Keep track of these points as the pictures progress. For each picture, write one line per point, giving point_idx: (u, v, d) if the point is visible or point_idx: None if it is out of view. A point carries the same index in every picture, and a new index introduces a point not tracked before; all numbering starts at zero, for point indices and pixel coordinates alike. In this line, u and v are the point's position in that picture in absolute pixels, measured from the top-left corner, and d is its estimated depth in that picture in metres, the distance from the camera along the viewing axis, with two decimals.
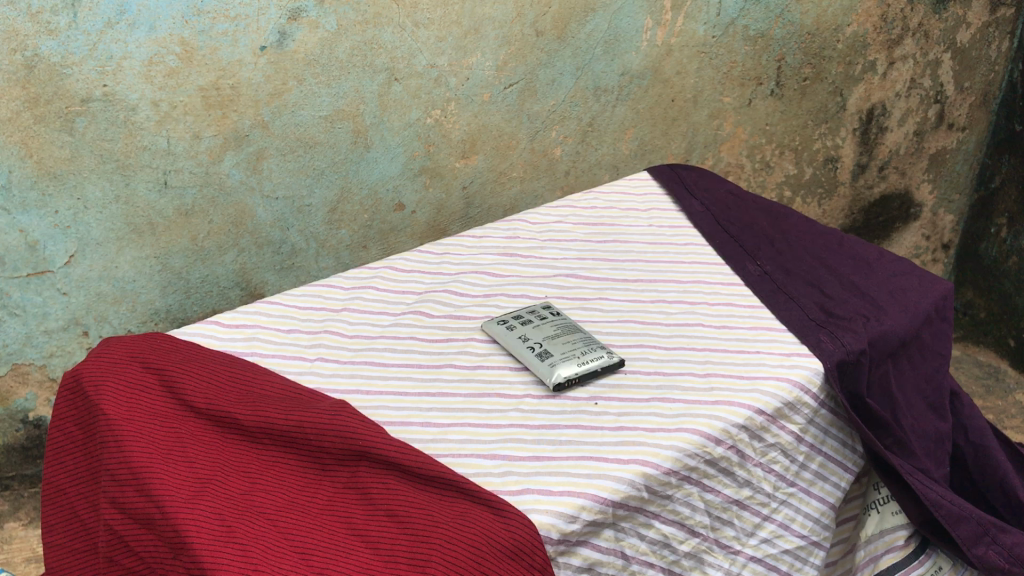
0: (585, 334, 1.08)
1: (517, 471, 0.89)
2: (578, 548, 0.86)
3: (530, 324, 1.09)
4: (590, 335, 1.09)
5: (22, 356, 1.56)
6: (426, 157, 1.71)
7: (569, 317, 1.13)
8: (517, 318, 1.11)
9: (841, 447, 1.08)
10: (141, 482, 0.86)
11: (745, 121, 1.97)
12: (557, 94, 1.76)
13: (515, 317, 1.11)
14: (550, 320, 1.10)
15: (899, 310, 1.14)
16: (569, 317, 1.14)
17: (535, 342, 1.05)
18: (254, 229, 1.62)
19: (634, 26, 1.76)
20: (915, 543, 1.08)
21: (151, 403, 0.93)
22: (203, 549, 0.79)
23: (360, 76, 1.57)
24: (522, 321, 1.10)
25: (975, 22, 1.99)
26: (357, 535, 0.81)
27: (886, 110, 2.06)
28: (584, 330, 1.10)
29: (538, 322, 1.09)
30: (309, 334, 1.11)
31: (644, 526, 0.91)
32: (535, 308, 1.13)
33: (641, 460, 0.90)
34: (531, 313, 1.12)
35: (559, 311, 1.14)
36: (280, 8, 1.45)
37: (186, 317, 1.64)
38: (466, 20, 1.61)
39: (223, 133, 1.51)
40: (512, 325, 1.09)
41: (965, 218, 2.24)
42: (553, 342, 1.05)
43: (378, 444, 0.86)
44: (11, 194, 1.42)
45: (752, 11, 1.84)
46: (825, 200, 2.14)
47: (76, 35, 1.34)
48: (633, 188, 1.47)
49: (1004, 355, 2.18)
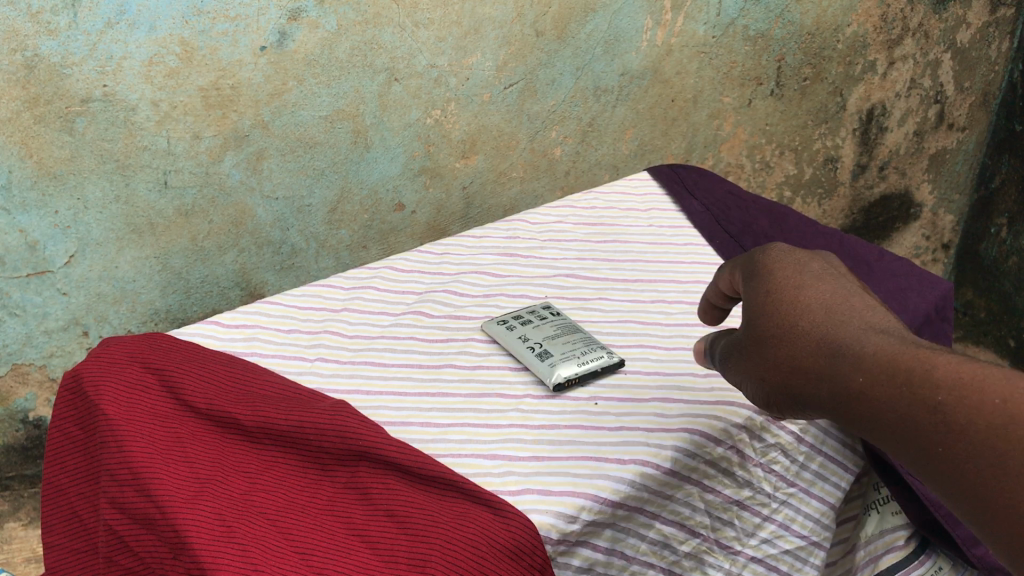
0: (585, 334, 1.08)
1: (517, 471, 0.89)
2: (579, 548, 0.86)
3: (529, 324, 1.10)
4: (590, 335, 1.09)
5: (22, 356, 1.55)
6: (426, 157, 1.71)
7: (569, 317, 1.13)
8: (517, 318, 1.11)
9: (842, 447, 1.06)
10: (142, 482, 0.85)
11: (745, 121, 1.98)
12: (557, 94, 1.77)
13: (514, 318, 1.11)
14: (550, 320, 1.10)
15: (899, 309, 1.14)
16: (569, 317, 1.14)
17: (535, 342, 1.05)
18: (254, 229, 1.62)
19: (633, 27, 1.75)
20: (916, 544, 1.09)
21: (150, 403, 0.93)
22: (203, 549, 0.78)
23: (360, 76, 1.57)
24: (522, 321, 1.10)
25: (976, 22, 1.98)
26: (357, 535, 0.81)
27: (886, 110, 2.06)
28: (584, 330, 1.10)
29: (538, 323, 1.09)
30: (309, 334, 1.12)
31: (644, 526, 0.91)
32: (535, 308, 1.13)
33: (640, 460, 0.90)
34: (531, 313, 1.12)
35: (559, 311, 1.14)
36: (280, 8, 1.45)
37: (186, 317, 1.65)
38: (466, 20, 1.61)
39: (223, 133, 1.51)
40: (512, 325, 1.09)
41: (965, 218, 2.25)
42: (553, 341, 1.05)
43: (378, 444, 0.86)
44: (11, 194, 1.41)
45: (752, 11, 1.83)
46: (825, 200, 2.14)
47: (76, 35, 1.33)
48: (633, 188, 1.47)
49: (1003, 355, 2.19)
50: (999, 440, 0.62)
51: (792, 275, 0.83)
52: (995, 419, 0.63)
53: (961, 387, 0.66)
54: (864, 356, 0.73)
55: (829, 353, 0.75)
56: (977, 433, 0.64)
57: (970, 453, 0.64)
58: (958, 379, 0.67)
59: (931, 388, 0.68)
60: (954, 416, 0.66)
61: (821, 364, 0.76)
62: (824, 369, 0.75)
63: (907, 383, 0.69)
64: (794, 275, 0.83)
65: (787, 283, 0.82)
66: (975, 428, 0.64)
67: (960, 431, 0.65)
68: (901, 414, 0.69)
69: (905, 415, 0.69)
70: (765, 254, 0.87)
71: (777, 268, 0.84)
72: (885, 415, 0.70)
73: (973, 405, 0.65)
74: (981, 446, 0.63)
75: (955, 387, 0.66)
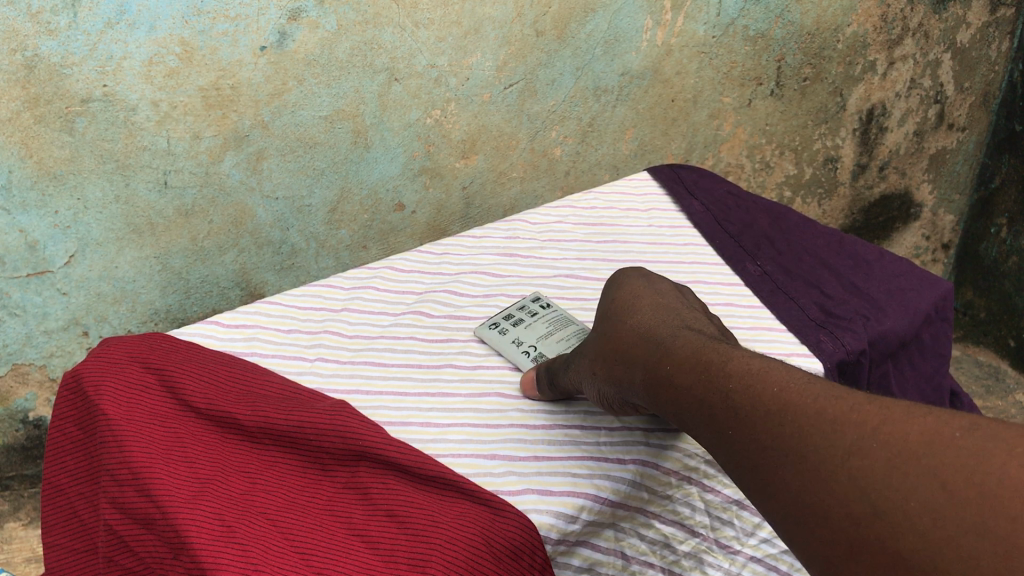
0: (576, 326, 1.10)
1: (517, 471, 0.89)
2: (579, 548, 0.87)
3: (522, 324, 1.10)
4: (582, 327, 1.10)
5: (22, 356, 1.55)
6: (426, 158, 1.71)
7: (559, 308, 1.14)
8: (507, 319, 1.11)
9: None
10: (141, 482, 0.85)
11: (745, 121, 1.98)
12: (557, 94, 1.77)
13: (504, 318, 1.12)
14: (540, 318, 1.11)
15: (899, 310, 1.13)
16: (559, 309, 1.15)
17: (529, 346, 1.06)
18: (254, 229, 1.63)
19: (634, 27, 1.75)
20: None
21: (150, 403, 0.93)
22: (203, 549, 0.77)
23: (360, 76, 1.57)
24: (513, 322, 1.11)
25: (976, 22, 1.97)
26: (357, 535, 0.81)
27: (886, 109, 2.06)
28: (573, 322, 1.11)
29: (529, 322, 1.10)
30: (309, 334, 1.12)
31: (645, 526, 0.90)
32: (522, 304, 1.15)
33: (640, 459, 0.92)
34: (520, 310, 1.13)
35: (548, 304, 1.15)
36: (280, 8, 1.44)
37: (186, 317, 1.66)
38: (466, 20, 1.60)
39: (223, 133, 1.51)
40: (503, 329, 1.09)
41: (965, 218, 2.26)
42: (547, 341, 1.06)
43: (378, 444, 0.86)
44: (11, 194, 1.41)
45: (753, 11, 1.83)
46: (825, 200, 2.15)
47: (76, 35, 1.33)
48: (633, 188, 1.47)
49: (1003, 355, 2.20)
50: (796, 439, 0.63)
51: (630, 293, 0.93)
52: (787, 414, 0.65)
53: (748, 375, 0.71)
54: (671, 347, 0.81)
55: (650, 345, 0.84)
56: (757, 419, 0.67)
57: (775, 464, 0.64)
58: (748, 369, 0.71)
59: (724, 376, 0.72)
60: (739, 403, 0.69)
61: (643, 358, 0.83)
62: (645, 362, 0.83)
63: (706, 371, 0.74)
64: (635, 292, 0.93)
65: (629, 298, 0.92)
66: (765, 418, 0.66)
67: (744, 414, 0.68)
68: (696, 400, 0.74)
69: (699, 400, 0.73)
70: (618, 276, 0.99)
71: (624, 287, 0.95)
72: (681, 399, 0.76)
73: (766, 399, 0.67)
74: (773, 438, 0.65)
75: (743, 374, 0.71)
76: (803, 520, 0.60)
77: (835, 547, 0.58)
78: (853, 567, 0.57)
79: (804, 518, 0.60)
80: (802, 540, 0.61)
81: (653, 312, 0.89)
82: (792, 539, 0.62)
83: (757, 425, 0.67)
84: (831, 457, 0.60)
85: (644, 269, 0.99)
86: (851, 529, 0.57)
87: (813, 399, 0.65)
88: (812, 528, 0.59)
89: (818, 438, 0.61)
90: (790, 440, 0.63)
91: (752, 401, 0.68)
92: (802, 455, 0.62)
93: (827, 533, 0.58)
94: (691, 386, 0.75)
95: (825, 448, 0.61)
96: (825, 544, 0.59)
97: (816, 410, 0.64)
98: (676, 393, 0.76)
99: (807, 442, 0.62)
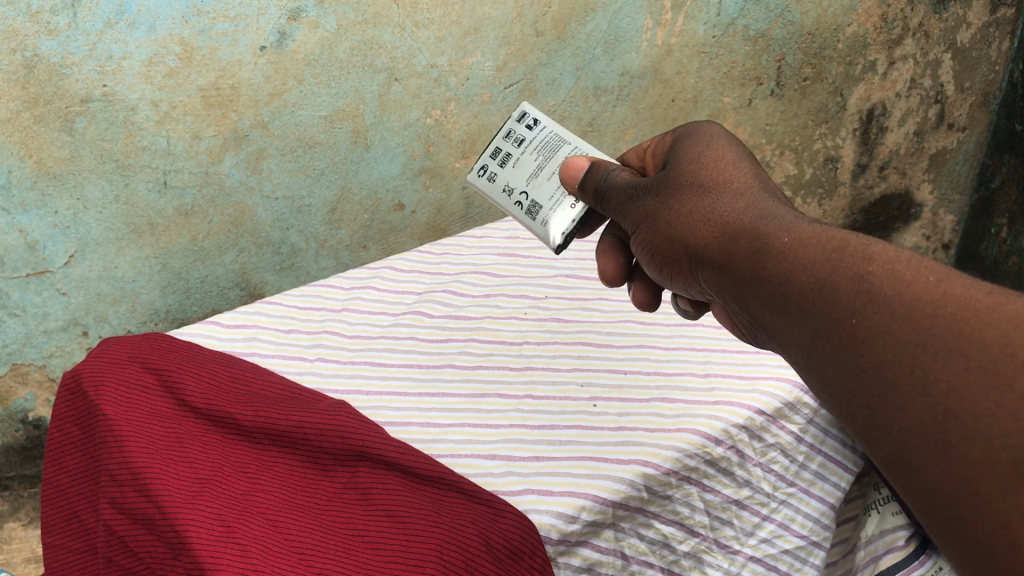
0: (568, 148, 0.96)
1: (517, 471, 0.90)
2: (579, 548, 0.85)
3: (507, 161, 0.98)
4: (576, 146, 0.97)
5: (22, 356, 1.55)
6: (426, 157, 1.71)
7: (548, 127, 0.98)
8: (493, 157, 0.99)
9: (841, 447, 1.01)
10: (141, 482, 0.84)
11: (745, 121, 1.98)
12: (557, 94, 1.76)
13: (490, 156, 0.99)
14: (529, 147, 0.97)
15: None
16: (550, 126, 0.99)
17: (521, 196, 0.96)
18: (254, 229, 1.62)
19: (633, 27, 1.75)
20: (917, 543, 0.98)
21: (150, 403, 0.92)
22: (203, 549, 0.77)
23: (360, 76, 1.57)
24: (499, 160, 0.98)
25: (975, 22, 1.97)
26: (357, 535, 0.81)
27: (886, 110, 2.06)
28: (569, 143, 0.97)
29: (517, 157, 0.97)
30: (309, 334, 1.12)
31: (644, 526, 0.88)
32: (508, 127, 0.99)
33: (641, 460, 0.89)
34: (505, 141, 0.99)
35: (534, 122, 0.98)
36: (280, 8, 1.45)
37: (186, 317, 1.66)
38: (466, 20, 1.60)
39: (223, 133, 1.51)
40: (491, 174, 0.98)
41: (965, 218, 2.25)
42: (537, 185, 0.96)
43: (378, 443, 0.86)
44: (11, 194, 1.41)
45: (752, 11, 1.83)
46: (825, 200, 2.14)
47: (76, 36, 1.34)
48: None
49: None
50: (958, 333, 0.55)
51: (726, 165, 0.82)
52: (943, 304, 0.57)
53: (895, 261, 0.61)
54: (783, 220, 0.71)
55: (749, 212, 0.74)
56: (904, 307, 0.58)
57: (893, 345, 0.57)
58: (893, 254, 0.61)
59: (862, 257, 0.62)
60: (881, 287, 0.59)
61: (743, 224, 0.73)
62: (748, 233, 0.72)
63: (838, 249, 0.64)
64: (730, 163, 0.82)
65: (726, 169, 0.81)
66: (912, 306, 0.57)
67: (885, 302, 0.59)
68: (814, 277, 0.64)
69: (821, 280, 0.63)
70: (704, 138, 0.87)
71: (715, 152, 0.84)
72: (793, 278, 0.65)
73: (920, 288, 0.58)
74: (920, 330, 0.57)
75: (888, 259, 0.61)
76: (945, 437, 0.54)
77: (990, 476, 0.52)
78: (1009, 498, 0.51)
79: (945, 432, 0.54)
80: (926, 460, 0.55)
81: (758, 187, 0.78)
82: (909, 456, 0.56)
83: (900, 315, 0.58)
84: (1007, 361, 0.52)
85: (733, 136, 0.88)
86: (1017, 458, 0.50)
87: (985, 293, 0.56)
88: (956, 446, 0.53)
89: (987, 335, 0.54)
90: (945, 333, 0.56)
91: (899, 288, 0.59)
92: (961, 353, 0.54)
93: (981, 456, 0.52)
94: (815, 262, 0.64)
95: (998, 349, 0.53)
96: (971, 469, 0.53)
97: (988, 304, 0.55)
98: (788, 267, 0.66)
99: (972, 338, 0.54)
